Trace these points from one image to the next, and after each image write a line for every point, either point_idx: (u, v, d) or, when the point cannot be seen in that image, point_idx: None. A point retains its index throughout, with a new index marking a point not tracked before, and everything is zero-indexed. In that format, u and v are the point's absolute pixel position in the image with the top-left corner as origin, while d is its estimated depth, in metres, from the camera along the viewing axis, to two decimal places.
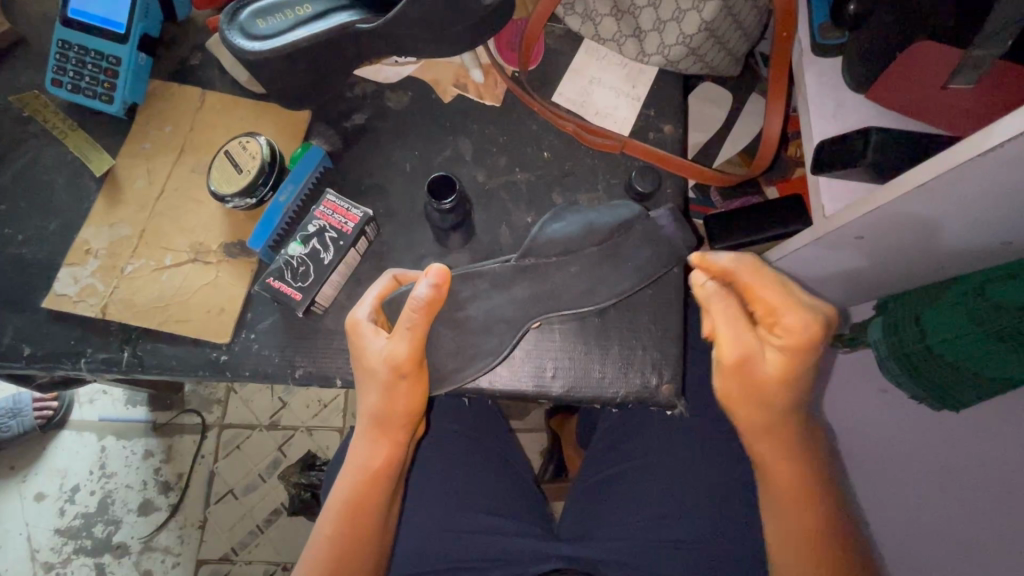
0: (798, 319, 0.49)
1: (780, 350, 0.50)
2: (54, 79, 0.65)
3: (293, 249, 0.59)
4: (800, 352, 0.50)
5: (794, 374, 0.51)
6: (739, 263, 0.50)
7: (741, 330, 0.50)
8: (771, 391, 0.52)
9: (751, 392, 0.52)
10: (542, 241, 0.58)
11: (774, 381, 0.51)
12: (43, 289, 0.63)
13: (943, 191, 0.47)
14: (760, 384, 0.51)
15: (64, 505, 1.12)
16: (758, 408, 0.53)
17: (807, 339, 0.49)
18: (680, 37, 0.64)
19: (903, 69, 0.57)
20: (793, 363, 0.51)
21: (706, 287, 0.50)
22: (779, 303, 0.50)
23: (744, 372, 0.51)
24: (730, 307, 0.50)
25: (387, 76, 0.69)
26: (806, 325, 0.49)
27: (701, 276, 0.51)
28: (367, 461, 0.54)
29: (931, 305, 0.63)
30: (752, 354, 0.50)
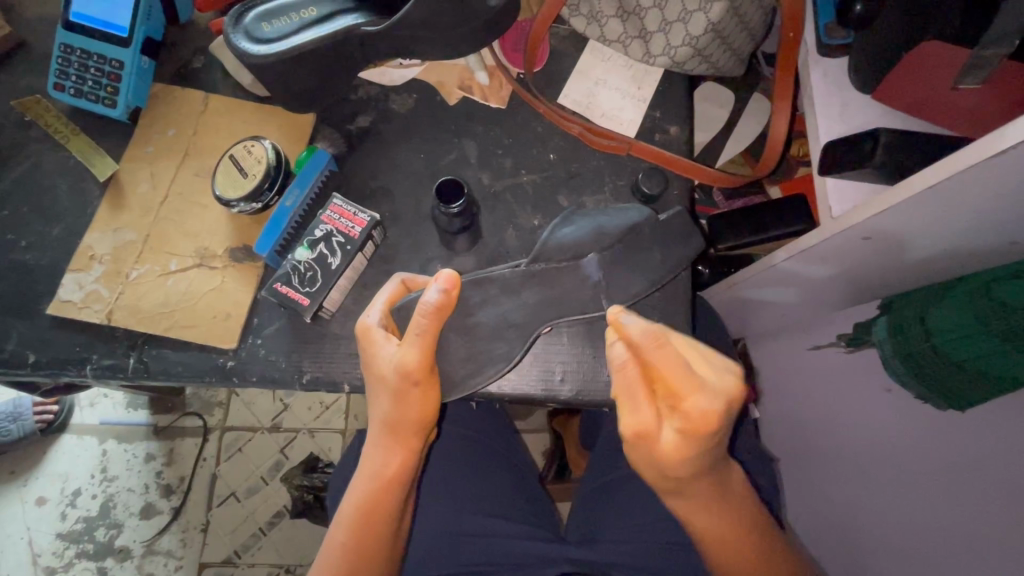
0: (698, 405, 0.43)
1: (675, 432, 0.44)
2: (56, 83, 0.64)
3: (300, 253, 0.59)
4: (693, 436, 0.44)
5: (695, 455, 0.45)
6: (652, 332, 0.44)
7: (639, 405, 0.44)
8: (671, 467, 0.46)
9: (650, 461, 0.46)
10: (551, 246, 0.58)
11: (673, 461, 0.45)
12: (47, 295, 0.63)
13: (957, 191, 0.47)
14: (661, 461, 0.46)
15: (66, 509, 1.12)
16: (674, 479, 0.48)
17: (705, 426, 0.43)
18: (686, 38, 0.64)
19: (909, 70, 0.57)
20: (685, 448, 0.44)
21: (615, 356, 0.44)
22: (686, 385, 0.43)
23: (639, 445, 0.45)
24: (631, 380, 0.44)
25: (392, 78, 0.69)
26: (704, 412, 0.43)
27: (618, 349, 0.45)
28: (380, 468, 0.54)
29: (937, 302, 0.62)
30: (649, 432, 0.44)
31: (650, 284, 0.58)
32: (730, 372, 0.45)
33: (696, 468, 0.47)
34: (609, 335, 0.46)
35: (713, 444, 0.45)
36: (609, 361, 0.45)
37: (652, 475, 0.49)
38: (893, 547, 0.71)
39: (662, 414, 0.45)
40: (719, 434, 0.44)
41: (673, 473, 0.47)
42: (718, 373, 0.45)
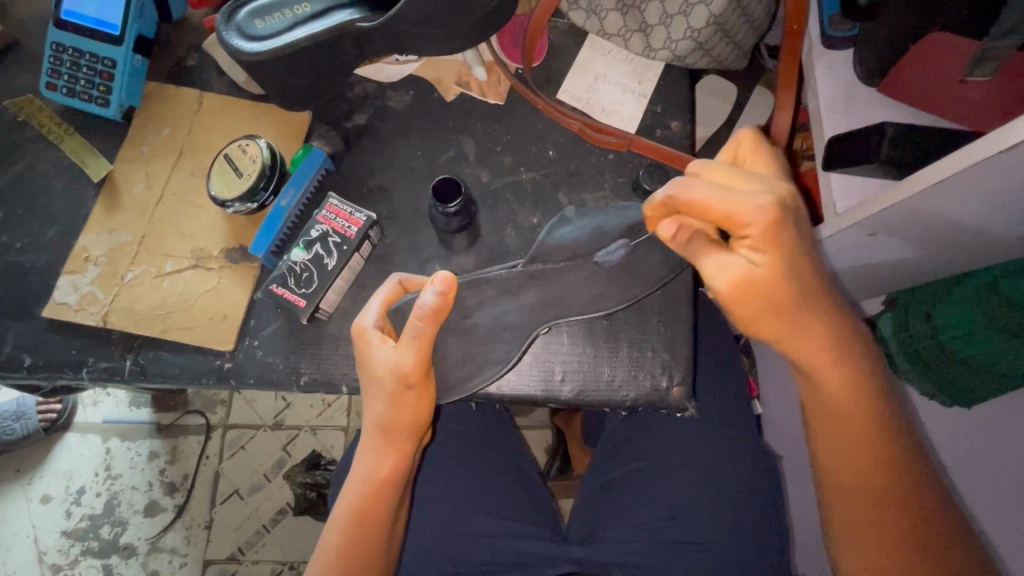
0: (748, 211, 0.40)
1: (760, 256, 0.42)
2: (48, 83, 0.64)
3: (295, 254, 0.58)
4: (777, 246, 0.41)
5: (792, 262, 0.42)
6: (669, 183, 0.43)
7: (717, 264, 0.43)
8: (779, 297, 0.43)
9: (773, 310, 0.44)
10: (548, 246, 0.56)
11: (779, 285, 0.42)
12: (43, 297, 0.62)
13: (959, 189, 0.46)
14: (777, 297, 0.43)
15: (70, 507, 1.12)
16: (806, 310, 0.45)
17: (765, 224, 0.40)
18: (687, 31, 0.62)
19: (914, 63, 0.57)
20: (782, 267, 0.42)
21: (665, 234, 0.43)
22: (728, 205, 0.41)
23: (744, 290, 0.43)
24: (697, 241, 0.44)
25: (389, 75, 0.68)
26: (751, 216, 0.40)
27: (667, 227, 0.43)
28: (372, 471, 0.53)
29: (941, 299, 0.62)
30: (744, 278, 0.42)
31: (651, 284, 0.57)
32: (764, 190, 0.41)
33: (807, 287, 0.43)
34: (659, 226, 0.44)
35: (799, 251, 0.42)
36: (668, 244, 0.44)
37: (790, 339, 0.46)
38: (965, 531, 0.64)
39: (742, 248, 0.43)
40: (793, 232, 0.41)
41: (791, 304, 0.43)
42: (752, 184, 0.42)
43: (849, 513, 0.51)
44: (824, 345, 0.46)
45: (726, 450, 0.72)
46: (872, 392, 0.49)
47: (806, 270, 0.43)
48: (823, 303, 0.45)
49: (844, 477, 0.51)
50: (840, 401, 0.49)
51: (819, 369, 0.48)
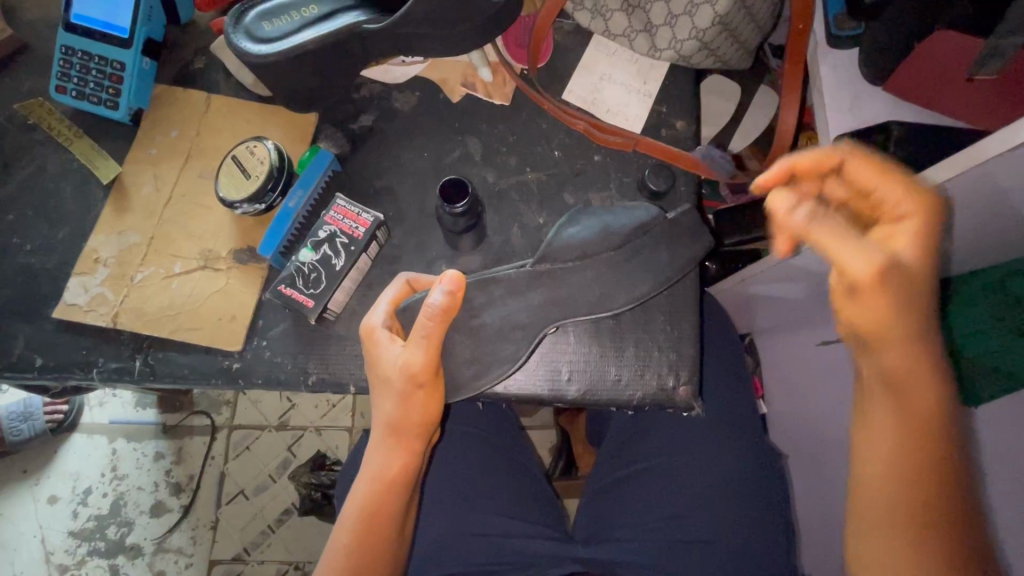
0: (912, 201, 0.42)
1: (911, 245, 0.42)
2: (58, 85, 0.64)
3: (303, 255, 0.59)
4: (930, 234, 0.42)
5: (933, 261, 0.43)
6: (830, 153, 0.44)
7: (855, 249, 0.41)
8: (916, 291, 0.42)
9: (895, 311, 0.42)
10: (557, 246, 0.57)
11: (918, 279, 0.42)
12: (52, 299, 0.63)
13: (949, 197, 0.47)
14: (909, 291, 0.42)
15: (77, 508, 1.13)
16: (924, 324, 0.43)
17: (936, 214, 0.42)
18: (693, 32, 0.63)
19: (920, 62, 0.57)
20: (925, 255, 0.42)
21: (797, 216, 0.42)
22: (884, 185, 0.43)
23: (888, 273, 0.41)
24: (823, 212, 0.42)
25: (394, 76, 0.68)
26: (927, 202, 0.42)
27: (781, 199, 0.42)
28: (382, 470, 0.53)
29: (948, 296, 0.60)
30: (881, 268, 0.41)
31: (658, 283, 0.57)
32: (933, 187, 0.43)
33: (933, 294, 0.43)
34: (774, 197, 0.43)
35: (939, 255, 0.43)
36: (778, 221, 0.42)
37: (892, 351, 0.43)
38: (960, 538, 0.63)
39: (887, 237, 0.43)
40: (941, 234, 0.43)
41: (918, 296, 0.42)
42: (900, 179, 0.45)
43: (889, 548, 0.42)
44: (901, 330, 0.42)
45: (732, 449, 0.72)
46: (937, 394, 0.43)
47: (937, 286, 0.44)
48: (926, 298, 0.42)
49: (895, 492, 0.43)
50: (907, 439, 0.43)
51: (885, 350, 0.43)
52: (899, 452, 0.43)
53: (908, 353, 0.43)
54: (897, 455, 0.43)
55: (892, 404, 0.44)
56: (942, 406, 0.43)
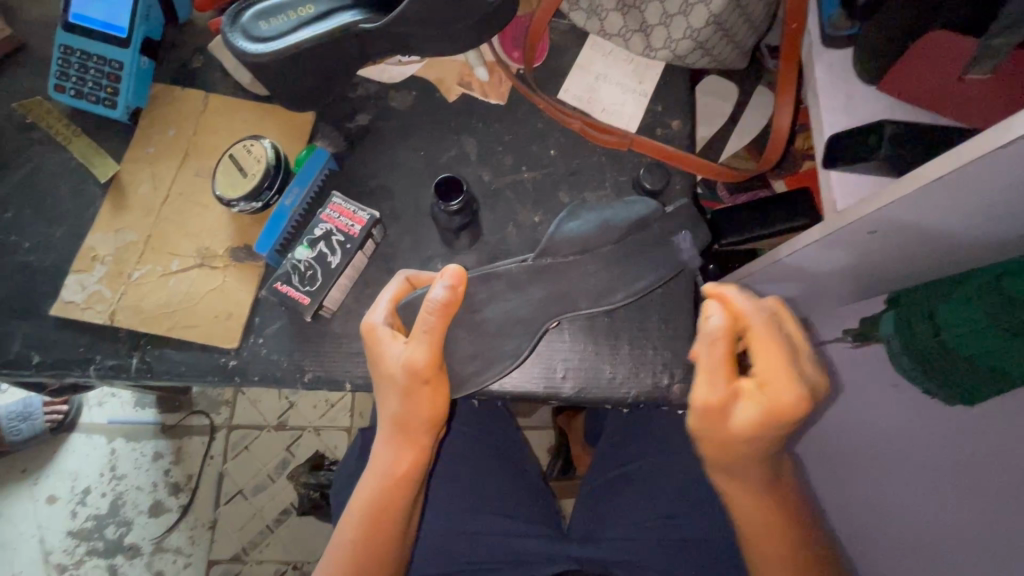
0: (786, 391, 0.43)
1: (756, 411, 0.44)
2: (56, 85, 0.65)
3: (300, 252, 0.59)
4: (768, 416, 0.44)
5: (761, 437, 0.45)
6: (751, 313, 0.46)
7: (716, 381, 0.44)
8: (726, 445, 0.46)
9: (716, 438, 0.46)
10: (558, 240, 0.57)
11: (742, 438, 0.45)
12: (50, 297, 0.63)
13: (962, 185, 0.47)
14: (727, 438, 0.45)
15: (76, 507, 1.13)
16: (738, 462, 0.48)
17: (788, 415, 0.43)
18: (687, 31, 0.63)
19: (922, 52, 0.56)
20: (761, 426, 0.44)
21: (710, 324, 0.44)
22: (771, 370, 0.44)
23: (709, 419, 0.45)
24: (719, 349, 0.44)
25: (391, 76, 0.68)
26: (796, 401, 0.43)
27: (715, 315, 0.45)
28: (390, 467, 0.53)
29: (941, 297, 0.62)
30: (725, 406, 0.44)
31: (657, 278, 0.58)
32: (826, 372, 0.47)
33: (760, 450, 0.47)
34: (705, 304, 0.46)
35: (779, 431, 0.45)
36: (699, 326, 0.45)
37: (710, 452, 0.48)
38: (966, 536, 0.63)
39: (739, 391, 0.45)
40: (789, 426, 0.45)
41: (734, 450, 0.46)
42: (813, 367, 0.47)
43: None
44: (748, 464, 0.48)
45: None
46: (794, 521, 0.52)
47: (726, 446, 0.47)
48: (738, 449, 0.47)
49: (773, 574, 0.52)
50: (755, 526, 0.51)
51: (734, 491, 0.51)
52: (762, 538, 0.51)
53: (741, 471, 0.49)
54: (757, 528, 0.51)
55: (745, 497, 0.50)
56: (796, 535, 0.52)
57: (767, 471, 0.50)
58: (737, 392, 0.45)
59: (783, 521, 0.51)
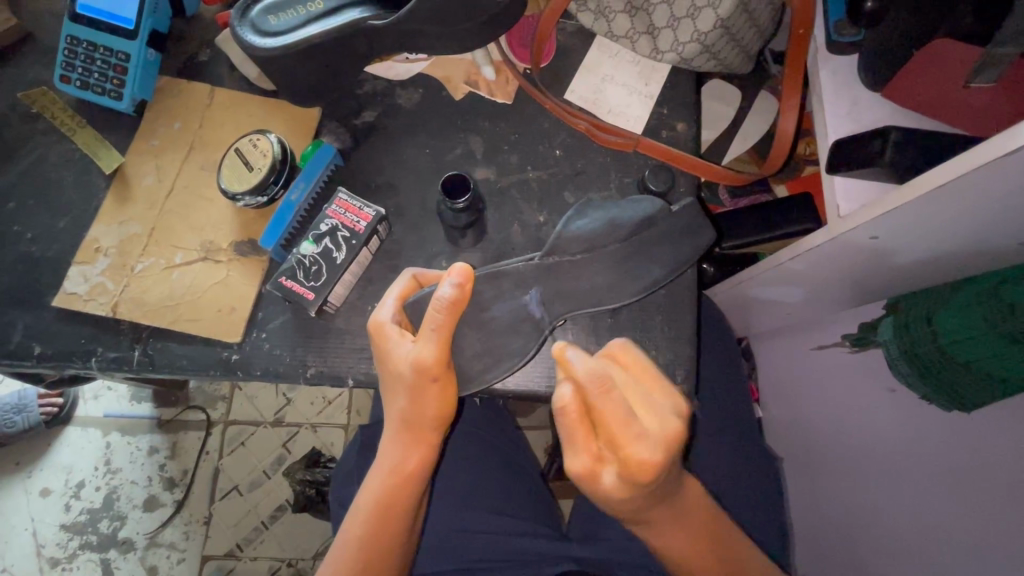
0: (638, 454, 0.41)
1: (615, 475, 0.43)
2: (62, 75, 0.65)
3: (304, 248, 0.59)
4: (631, 481, 0.42)
5: (638, 495, 0.44)
6: (609, 360, 0.46)
7: (577, 447, 0.43)
8: (608, 501, 0.45)
9: (592, 495, 0.45)
10: (565, 238, 0.56)
11: (617, 498, 0.44)
12: (52, 288, 0.63)
13: (966, 192, 0.47)
14: (602, 496, 0.44)
15: (69, 501, 1.12)
16: (634, 510, 0.47)
17: (651, 476, 0.41)
18: (695, 34, 0.63)
19: (939, 53, 0.55)
20: (628, 488, 0.43)
21: (562, 397, 0.42)
22: (623, 434, 0.41)
23: (585, 486, 0.44)
24: (564, 419, 0.42)
25: (398, 73, 0.69)
26: (648, 464, 0.41)
27: (565, 389, 0.42)
28: (399, 463, 0.53)
29: (942, 305, 0.62)
30: (592, 472, 0.43)
31: (671, 268, 0.58)
32: (671, 414, 0.43)
33: (653, 492, 0.45)
34: (558, 373, 0.42)
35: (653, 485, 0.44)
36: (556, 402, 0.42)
37: (610, 508, 0.47)
38: (961, 541, 0.64)
39: (602, 456, 0.43)
40: (660, 481, 0.43)
41: (618, 505, 0.46)
42: (671, 406, 0.44)
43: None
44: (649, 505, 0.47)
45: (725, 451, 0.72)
46: (718, 543, 0.54)
47: (610, 502, 0.46)
48: (632, 500, 0.45)
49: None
50: (684, 550, 0.53)
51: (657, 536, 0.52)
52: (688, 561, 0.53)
53: (655, 520, 0.50)
54: (682, 551, 0.53)
55: (660, 531, 0.52)
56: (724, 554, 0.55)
57: (676, 505, 0.50)
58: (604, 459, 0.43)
59: (698, 543, 0.53)
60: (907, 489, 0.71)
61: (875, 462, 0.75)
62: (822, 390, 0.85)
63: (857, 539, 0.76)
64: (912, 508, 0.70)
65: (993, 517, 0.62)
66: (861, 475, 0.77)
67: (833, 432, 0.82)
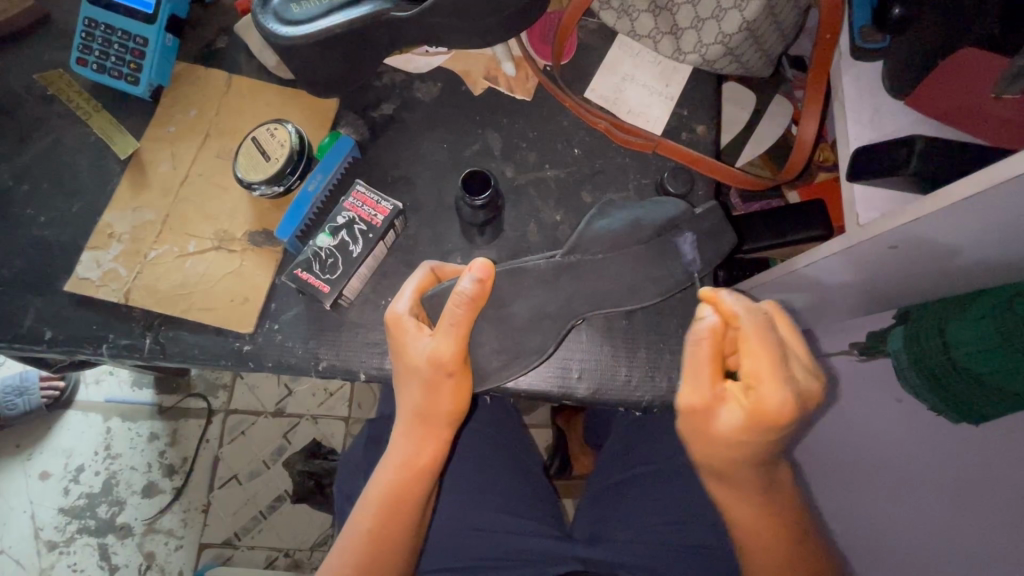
0: (774, 395, 0.44)
1: (739, 412, 0.45)
2: (78, 58, 0.64)
3: (321, 240, 0.59)
4: (756, 420, 0.45)
5: (754, 441, 0.46)
6: (752, 311, 0.47)
7: (699, 381, 0.47)
8: (719, 448, 0.47)
9: (700, 438, 0.48)
10: (587, 238, 0.57)
11: (725, 442, 0.47)
12: (63, 273, 0.62)
13: (988, 206, 0.46)
14: (707, 438, 0.48)
15: (68, 485, 1.12)
16: (722, 466, 0.49)
17: (775, 418, 0.44)
18: (718, 36, 0.63)
19: (963, 64, 0.54)
20: (750, 428, 0.45)
21: (700, 326, 0.47)
22: (759, 370, 0.45)
23: (694, 421, 0.47)
24: (701, 345, 0.46)
25: (418, 66, 0.68)
26: (775, 405, 0.44)
27: (709, 314, 0.47)
28: (411, 458, 0.53)
29: (956, 315, 0.61)
30: (708, 407, 0.47)
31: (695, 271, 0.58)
32: (815, 373, 0.47)
33: (760, 450, 0.47)
34: (702, 307, 0.48)
35: (773, 436, 0.46)
36: (696, 324, 0.47)
37: (705, 455, 0.49)
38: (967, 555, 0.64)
39: (723, 394, 0.46)
40: (782, 430, 0.45)
41: (718, 451, 0.48)
42: (801, 372, 0.46)
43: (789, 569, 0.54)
44: (745, 469, 0.49)
45: None
46: (794, 537, 0.53)
47: (717, 457, 0.49)
48: (746, 450, 0.47)
49: (773, 565, 0.54)
50: (760, 530, 0.53)
51: (739, 513, 0.53)
52: (755, 536, 0.53)
53: (744, 488, 0.51)
54: (761, 533, 0.53)
55: (740, 505, 0.52)
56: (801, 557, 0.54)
57: (763, 477, 0.51)
58: (729, 394, 0.46)
59: (777, 529, 0.53)
60: None
61: None
62: None
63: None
64: None
65: (1000, 531, 0.62)
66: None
67: (832, 440, 0.83)
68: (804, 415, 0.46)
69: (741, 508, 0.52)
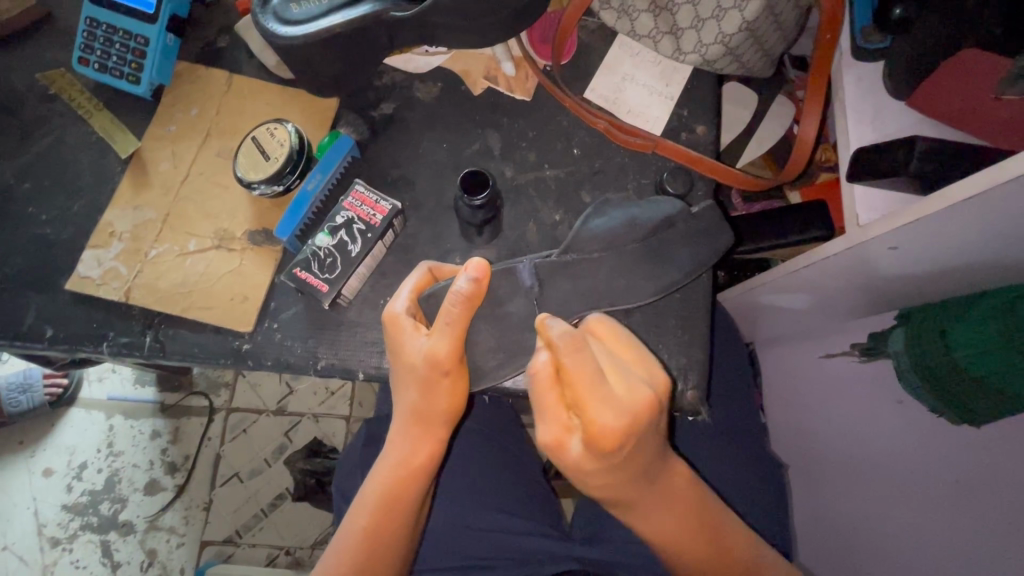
0: (604, 419, 0.42)
1: (581, 442, 0.44)
2: (81, 57, 0.64)
3: (320, 240, 0.59)
4: (597, 446, 0.43)
5: (607, 463, 0.44)
6: (565, 337, 0.42)
7: (545, 417, 0.44)
8: (587, 472, 0.45)
9: (569, 469, 0.46)
10: (583, 238, 0.57)
11: (585, 468, 0.45)
12: (65, 271, 0.63)
13: (989, 207, 0.46)
14: (576, 468, 0.45)
15: (71, 482, 1.12)
16: (607, 485, 0.48)
17: (612, 441, 0.42)
18: (719, 36, 0.63)
19: (965, 64, 0.54)
20: (601, 454, 0.43)
21: (538, 363, 0.43)
22: (590, 399, 0.42)
23: (553, 456, 0.45)
24: (542, 386, 0.43)
25: (418, 66, 0.68)
26: (610, 426, 0.42)
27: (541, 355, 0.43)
28: (408, 459, 0.53)
29: (953, 315, 0.61)
30: (560, 441, 0.44)
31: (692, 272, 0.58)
32: (642, 387, 0.44)
33: (633, 461, 0.46)
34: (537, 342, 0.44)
35: (622, 453, 0.44)
36: (533, 365, 0.43)
37: (592, 483, 0.47)
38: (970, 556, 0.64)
39: (573, 424, 0.44)
40: (630, 445, 0.44)
41: (594, 476, 0.46)
42: (632, 381, 0.44)
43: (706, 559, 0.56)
44: (631, 484, 0.49)
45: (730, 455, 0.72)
46: (705, 525, 0.55)
47: (592, 479, 0.47)
48: (625, 466, 0.46)
49: (696, 557, 0.56)
50: (671, 531, 0.54)
51: (644, 519, 0.53)
52: (671, 538, 0.54)
53: (641, 496, 0.51)
54: (670, 532, 0.54)
55: (645, 510, 0.53)
56: (716, 538, 0.56)
57: (656, 478, 0.51)
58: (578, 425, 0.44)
59: (688, 521, 0.54)
60: (912, 500, 0.71)
61: (880, 473, 0.75)
62: (826, 400, 0.84)
63: (867, 547, 0.76)
64: (919, 520, 0.70)
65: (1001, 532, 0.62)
66: (870, 485, 0.76)
67: (832, 441, 0.83)
68: (653, 423, 0.44)
69: (641, 516, 0.53)
